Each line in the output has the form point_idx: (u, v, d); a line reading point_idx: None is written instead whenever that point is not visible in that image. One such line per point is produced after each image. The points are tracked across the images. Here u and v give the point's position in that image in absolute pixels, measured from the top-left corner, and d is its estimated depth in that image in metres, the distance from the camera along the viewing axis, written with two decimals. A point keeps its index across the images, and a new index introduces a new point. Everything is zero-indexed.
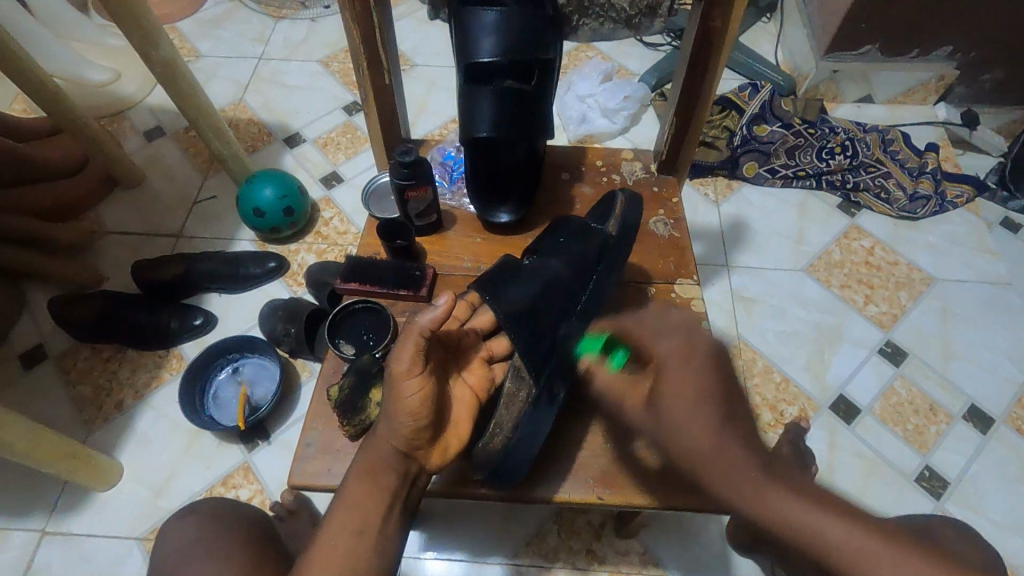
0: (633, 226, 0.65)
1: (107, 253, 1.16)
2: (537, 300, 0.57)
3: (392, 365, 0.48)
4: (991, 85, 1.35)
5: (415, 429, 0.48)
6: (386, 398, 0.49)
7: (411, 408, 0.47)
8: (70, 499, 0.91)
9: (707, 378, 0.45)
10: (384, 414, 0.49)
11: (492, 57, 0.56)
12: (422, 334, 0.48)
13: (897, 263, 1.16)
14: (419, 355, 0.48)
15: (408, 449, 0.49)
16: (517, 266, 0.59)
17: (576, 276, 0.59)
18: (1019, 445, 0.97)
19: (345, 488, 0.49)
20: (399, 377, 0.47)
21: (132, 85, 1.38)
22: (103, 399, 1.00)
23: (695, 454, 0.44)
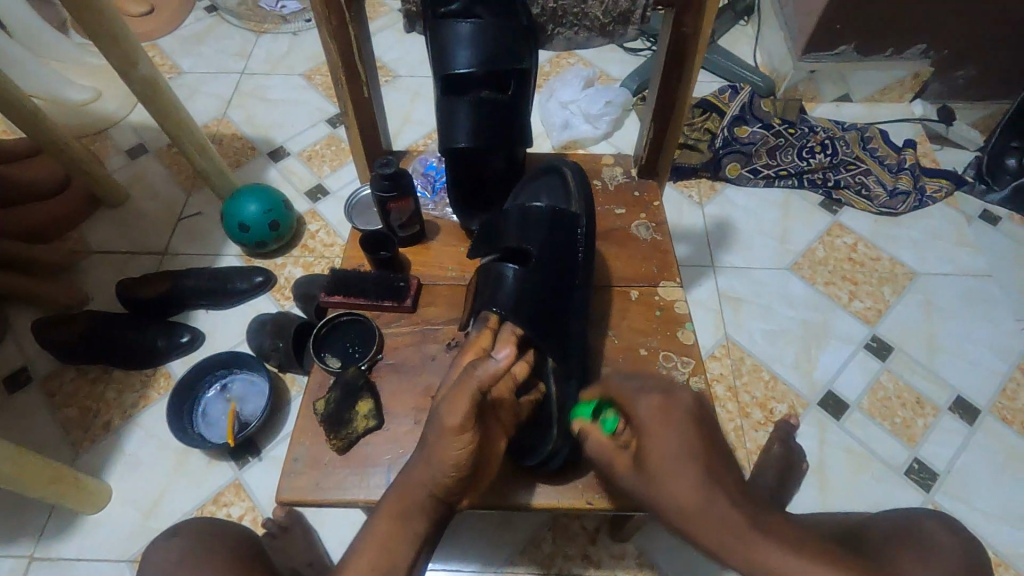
0: (583, 190, 0.66)
1: (92, 273, 1.15)
2: (534, 312, 0.57)
3: (442, 419, 0.46)
4: (964, 81, 1.38)
5: (456, 482, 0.47)
6: (427, 443, 0.48)
7: (457, 462, 0.46)
8: (58, 524, 0.90)
9: (686, 437, 0.47)
10: (423, 455, 0.48)
11: (469, 68, 0.57)
12: (477, 387, 0.48)
13: (880, 258, 1.18)
14: (472, 411, 0.46)
15: (448, 498, 0.48)
16: (504, 273, 0.58)
17: (558, 273, 0.60)
18: (1005, 435, 0.98)
19: (370, 526, 0.47)
20: (451, 430, 0.46)
21: (113, 103, 1.38)
22: (91, 420, 0.99)
23: (687, 521, 0.44)
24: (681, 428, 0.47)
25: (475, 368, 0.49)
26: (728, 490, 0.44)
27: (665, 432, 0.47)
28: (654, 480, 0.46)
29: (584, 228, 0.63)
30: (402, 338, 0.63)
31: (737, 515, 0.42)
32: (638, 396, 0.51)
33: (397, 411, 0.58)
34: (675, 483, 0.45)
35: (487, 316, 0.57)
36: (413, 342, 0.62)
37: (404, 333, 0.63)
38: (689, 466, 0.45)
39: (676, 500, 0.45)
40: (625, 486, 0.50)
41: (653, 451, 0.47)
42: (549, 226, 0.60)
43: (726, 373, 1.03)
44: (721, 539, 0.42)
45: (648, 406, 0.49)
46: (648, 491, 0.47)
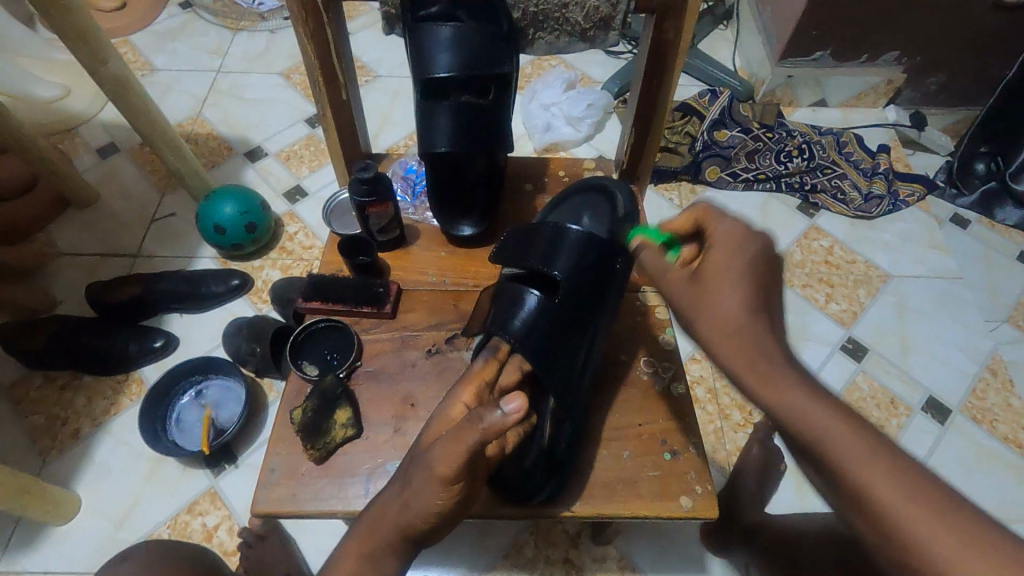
0: (626, 222, 0.65)
1: (60, 276, 1.12)
2: (544, 347, 0.55)
3: (432, 467, 0.44)
4: (936, 87, 1.41)
5: (433, 522, 0.46)
6: (406, 482, 0.46)
7: (438, 509, 0.45)
8: (24, 536, 0.87)
9: (751, 265, 0.45)
10: (401, 497, 0.46)
11: (448, 72, 0.56)
12: (473, 444, 0.44)
13: (855, 261, 1.20)
14: (464, 465, 0.44)
15: (419, 534, 0.47)
16: (523, 301, 0.57)
17: (579, 307, 0.57)
18: (975, 433, 1.00)
19: (339, 557, 0.48)
20: (439, 482, 0.44)
21: (82, 101, 1.34)
22: (59, 428, 0.96)
23: (726, 333, 0.44)
24: (751, 259, 0.46)
25: (478, 421, 0.44)
26: (774, 326, 0.44)
27: (731, 254, 0.46)
28: (702, 292, 0.46)
29: (622, 263, 0.61)
30: (381, 345, 0.62)
31: (773, 347, 0.43)
32: (722, 216, 0.48)
33: (375, 419, 0.57)
34: (725, 297, 0.44)
35: (498, 344, 0.55)
36: (392, 349, 0.61)
37: (384, 339, 0.62)
38: (745, 289, 0.44)
39: (720, 312, 0.44)
40: (665, 289, 0.50)
41: (718, 263, 0.46)
42: (582, 258, 0.58)
43: (707, 375, 1.04)
44: (757, 367, 0.42)
45: (730, 229, 0.47)
46: (689, 299, 0.47)
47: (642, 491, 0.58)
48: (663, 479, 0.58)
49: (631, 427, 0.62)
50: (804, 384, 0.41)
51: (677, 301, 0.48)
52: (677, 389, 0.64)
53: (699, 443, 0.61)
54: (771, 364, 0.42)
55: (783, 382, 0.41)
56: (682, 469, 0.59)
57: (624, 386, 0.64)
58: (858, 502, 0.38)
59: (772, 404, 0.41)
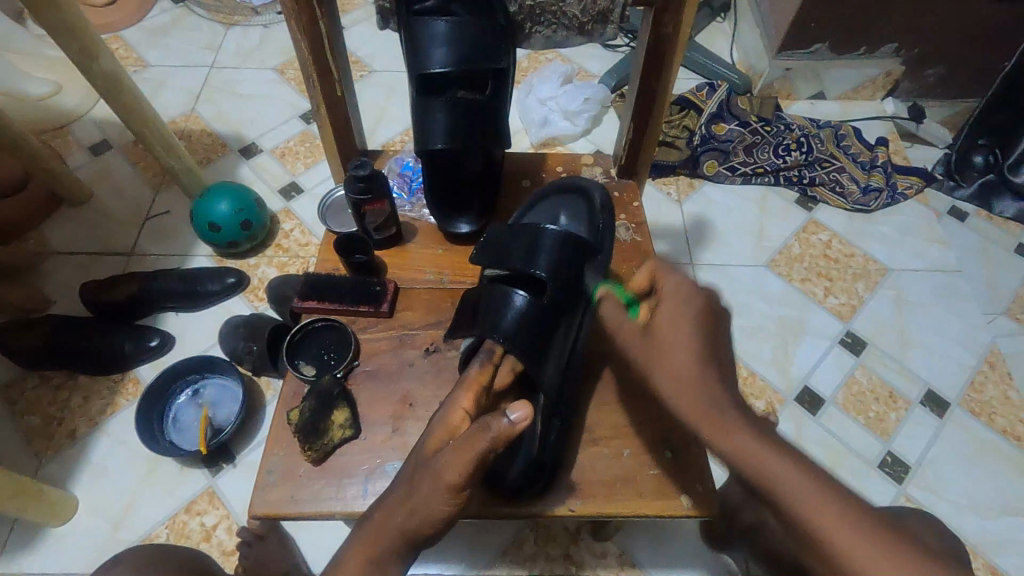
0: (604, 221, 0.67)
1: (54, 275, 1.11)
2: (535, 345, 0.55)
3: (442, 475, 0.44)
4: (934, 79, 1.41)
5: (438, 529, 0.46)
6: (413, 488, 0.45)
7: (444, 516, 0.45)
8: (21, 537, 0.87)
9: (697, 330, 0.49)
10: (397, 502, 0.45)
11: (445, 68, 0.55)
12: (485, 450, 0.44)
13: (853, 254, 1.20)
14: (472, 471, 0.44)
15: (421, 541, 0.47)
16: (513, 299, 0.56)
17: (569, 305, 0.58)
18: (974, 426, 1.00)
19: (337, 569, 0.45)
20: (449, 488, 0.44)
21: (74, 97, 1.32)
22: (55, 429, 0.95)
23: (677, 393, 0.46)
24: (696, 317, 0.49)
25: (486, 426, 0.44)
26: (725, 381, 0.47)
27: (677, 320, 0.49)
28: (656, 349, 0.48)
29: (601, 260, 0.63)
30: (379, 344, 0.61)
31: (725, 395, 0.45)
32: (671, 269, 0.52)
33: (374, 420, 0.57)
34: (676, 356, 0.47)
35: (492, 347, 0.54)
36: (390, 348, 0.61)
37: (382, 339, 0.61)
38: (692, 348, 0.47)
39: (669, 371, 0.47)
40: (626, 347, 0.51)
41: (667, 323, 0.49)
42: (572, 257, 0.58)
43: None
44: (710, 420, 0.44)
45: (679, 285, 0.51)
46: (650, 355, 0.49)
47: (642, 490, 0.58)
48: (664, 477, 0.58)
49: (631, 425, 0.61)
50: (754, 429, 0.43)
51: (633, 354, 0.50)
52: None
53: (699, 441, 0.60)
54: (722, 415, 0.44)
55: (735, 431, 0.43)
56: (683, 468, 0.59)
57: (623, 385, 0.64)
58: (812, 546, 0.40)
59: (730, 451, 0.43)
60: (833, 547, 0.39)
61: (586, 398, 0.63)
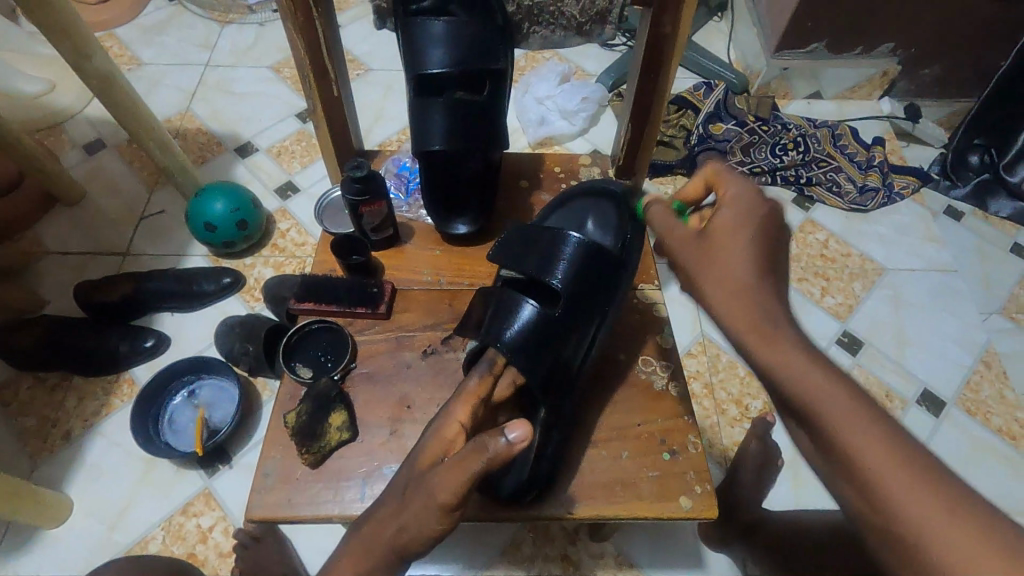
0: (636, 228, 0.65)
1: (48, 275, 1.10)
2: (539, 356, 0.54)
3: (434, 494, 0.42)
4: (930, 79, 1.41)
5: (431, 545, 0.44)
6: (403, 509, 0.44)
7: (436, 536, 0.43)
8: (16, 539, 0.86)
9: (762, 246, 0.47)
10: (391, 508, 0.45)
11: (443, 68, 0.55)
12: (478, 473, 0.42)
13: (850, 254, 1.20)
14: (465, 492, 0.42)
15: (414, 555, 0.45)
16: (521, 307, 0.55)
17: (582, 316, 0.57)
18: (970, 426, 1.01)
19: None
20: (441, 509, 0.42)
21: (68, 96, 1.31)
22: (50, 430, 0.95)
23: (733, 294, 0.46)
24: (759, 225, 0.48)
25: (483, 448, 0.42)
26: (782, 298, 0.46)
27: (742, 226, 0.48)
28: (708, 254, 0.48)
29: (625, 274, 0.61)
30: (376, 346, 0.61)
31: (778, 312, 0.45)
32: (734, 178, 0.51)
33: (371, 422, 0.56)
34: (732, 267, 0.46)
35: (494, 358, 0.54)
36: (387, 350, 0.60)
37: (379, 341, 0.61)
38: (755, 254, 0.47)
39: (723, 282, 0.46)
40: (672, 244, 0.52)
41: (726, 229, 0.48)
42: (591, 268, 0.57)
43: (702, 370, 1.04)
44: (770, 340, 0.44)
45: (742, 191, 0.49)
46: (700, 257, 0.49)
47: (641, 492, 0.58)
48: (662, 478, 0.58)
49: (629, 427, 0.61)
50: (804, 351, 0.43)
51: (683, 257, 0.50)
52: (676, 389, 0.64)
53: (697, 442, 0.60)
54: (778, 331, 0.44)
55: (788, 346, 0.43)
56: (681, 470, 0.59)
57: (621, 387, 0.64)
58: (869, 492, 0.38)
59: (779, 368, 0.43)
60: (893, 505, 0.37)
61: (584, 399, 0.63)
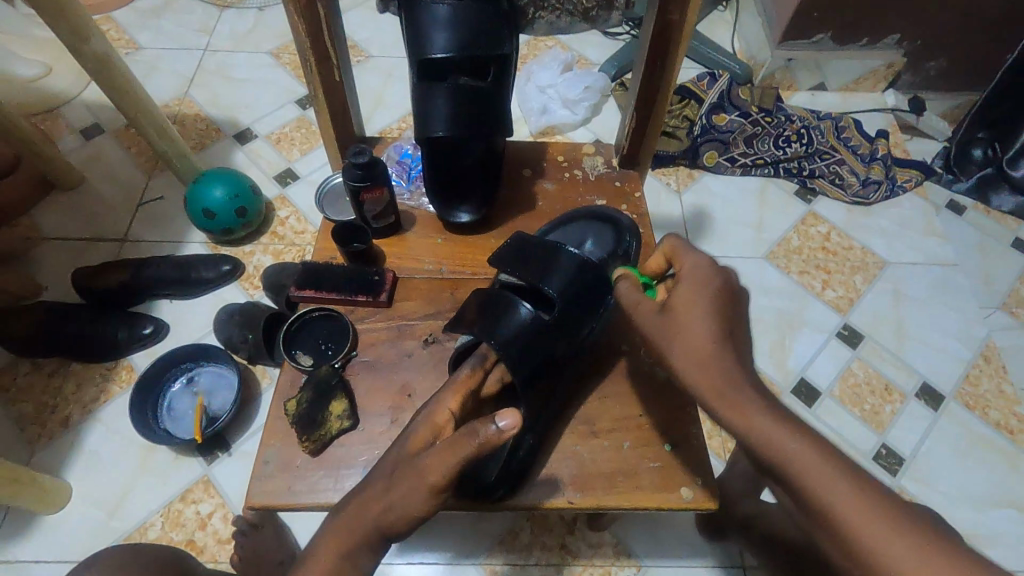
0: (629, 248, 0.66)
1: (46, 260, 1.09)
2: (529, 357, 0.54)
3: (423, 474, 0.43)
4: (935, 72, 1.40)
5: (412, 525, 0.45)
6: (393, 484, 0.45)
7: (423, 515, 0.44)
8: (14, 525, 0.86)
9: (718, 315, 0.48)
10: (385, 496, 0.45)
11: (445, 53, 0.54)
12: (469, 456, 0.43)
13: (852, 247, 1.20)
14: (456, 475, 0.44)
15: (398, 533, 0.46)
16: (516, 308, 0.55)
17: (574, 326, 0.57)
18: (969, 420, 1.01)
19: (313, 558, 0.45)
20: (431, 489, 0.43)
21: (64, 80, 1.30)
22: (48, 416, 0.94)
23: (693, 366, 0.46)
24: (715, 296, 0.49)
25: (474, 434, 0.42)
26: (741, 358, 0.47)
27: (698, 297, 0.48)
28: (672, 326, 0.48)
29: (617, 289, 0.63)
30: (377, 334, 0.60)
31: (738, 375, 0.45)
32: (690, 252, 0.52)
33: (372, 411, 0.56)
34: (690, 333, 0.47)
35: (486, 352, 0.53)
36: (388, 338, 0.60)
37: (380, 329, 0.60)
38: (712, 321, 0.47)
39: (685, 346, 0.47)
40: (638, 323, 0.51)
41: (685, 302, 0.48)
42: (589, 279, 0.58)
43: None
44: (731, 401, 0.44)
45: (698, 266, 0.51)
46: (660, 333, 0.49)
47: (642, 483, 0.57)
48: (663, 470, 0.58)
49: (631, 418, 0.61)
50: (770, 413, 0.43)
51: (647, 328, 0.50)
52: (678, 380, 0.64)
53: (699, 433, 0.60)
54: (741, 397, 0.44)
55: (753, 412, 0.44)
56: (682, 461, 0.59)
57: (623, 378, 0.63)
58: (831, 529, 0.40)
59: (744, 433, 0.44)
60: (861, 537, 0.38)
61: (585, 390, 0.62)
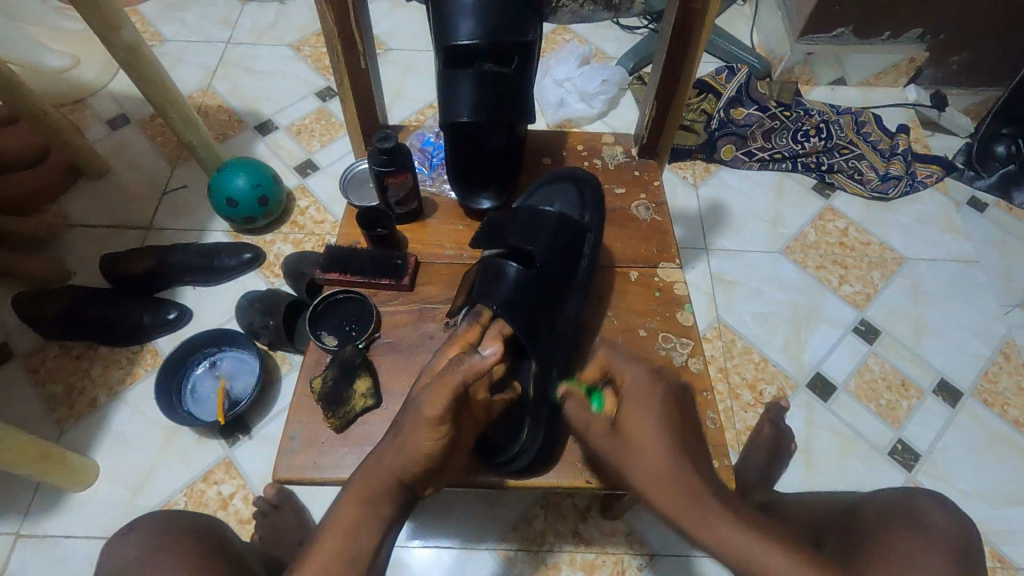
0: (597, 199, 0.65)
1: (74, 247, 1.12)
2: (526, 317, 0.56)
3: (420, 410, 0.44)
4: (958, 66, 1.38)
5: (424, 472, 0.45)
6: (400, 430, 0.45)
7: (429, 454, 0.44)
8: (44, 501, 0.89)
9: (663, 422, 0.47)
10: (395, 443, 0.45)
11: (472, 40, 0.55)
12: (461, 382, 0.45)
13: (870, 243, 1.19)
14: (453, 404, 0.44)
15: (414, 485, 0.45)
16: (502, 271, 0.57)
17: (558, 283, 0.58)
18: (986, 416, 1.00)
19: (333, 514, 0.43)
20: (430, 423, 0.44)
21: (92, 71, 1.33)
22: (76, 397, 0.97)
23: (656, 491, 0.44)
24: (663, 404, 0.48)
25: (461, 361, 0.46)
26: (698, 466, 0.45)
27: (645, 412, 0.48)
28: (626, 448, 0.47)
29: (592, 239, 0.62)
30: (400, 317, 0.62)
31: (701, 490, 0.43)
32: (628, 363, 0.52)
33: (395, 390, 0.57)
34: (646, 449, 0.46)
35: (480, 310, 0.56)
36: (410, 321, 0.61)
37: (403, 312, 0.62)
38: (662, 435, 0.46)
39: (648, 467, 0.45)
40: (596, 448, 0.50)
41: (634, 417, 0.48)
42: (555, 230, 0.59)
43: (717, 355, 1.05)
44: (696, 513, 0.42)
45: (639, 377, 0.51)
46: (622, 458, 0.47)
47: None
48: None
49: None
50: (739, 522, 0.41)
51: (606, 455, 0.49)
52: (696, 365, 0.62)
53: (717, 418, 0.59)
54: (706, 507, 0.42)
55: (719, 521, 0.41)
56: None
57: None
58: None
59: (715, 545, 0.41)
60: None
61: None
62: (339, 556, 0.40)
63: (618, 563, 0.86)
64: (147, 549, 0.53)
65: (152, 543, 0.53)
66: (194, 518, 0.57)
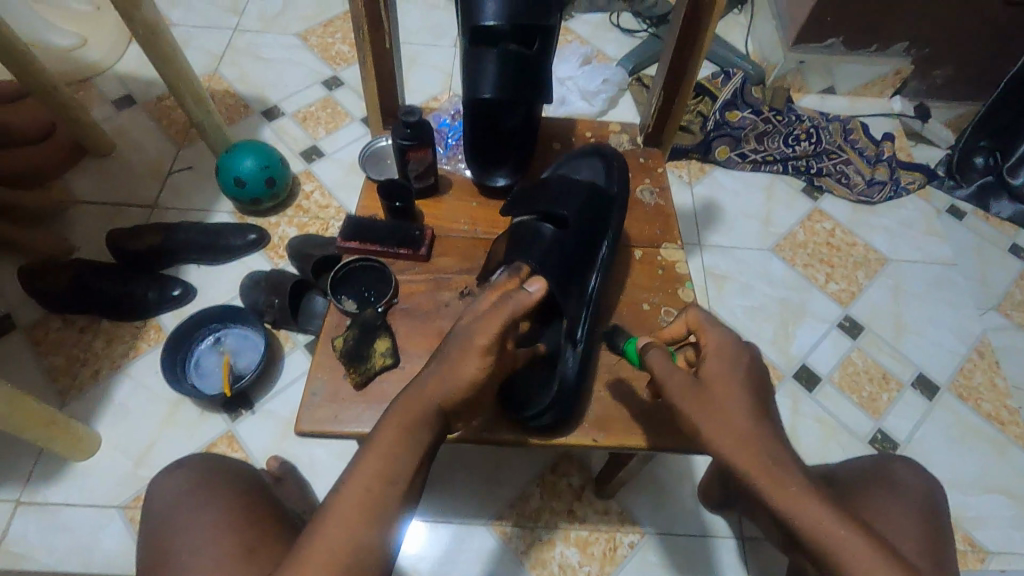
0: (625, 174, 0.70)
1: (78, 222, 1.13)
2: (562, 271, 0.59)
3: (469, 337, 0.48)
4: (941, 81, 1.44)
5: (464, 397, 0.48)
6: (446, 358, 0.48)
7: (472, 380, 0.47)
8: (46, 469, 0.90)
9: (744, 379, 0.48)
10: (439, 371, 0.48)
11: (495, 21, 0.58)
12: (511, 316, 0.48)
13: (855, 244, 1.24)
14: (500, 334, 0.48)
15: (450, 411, 0.48)
16: (537, 230, 0.62)
17: (586, 246, 0.63)
18: (961, 409, 1.05)
19: (373, 435, 0.46)
20: (479, 351, 0.47)
21: (99, 51, 1.34)
22: (78, 368, 0.98)
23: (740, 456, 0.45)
24: (746, 366, 0.49)
25: (512, 295, 0.49)
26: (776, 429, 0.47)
27: (731, 367, 0.49)
28: (709, 406, 0.47)
29: (618, 209, 0.67)
30: (416, 285, 0.64)
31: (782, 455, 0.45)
32: (711, 324, 0.52)
33: (412, 352, 0.60)
34: (732, 405, 0.47)
35: (519, 265, 0.57)
36: (427, 289, 0.64)
37: (419, 280, 0.65)
38: (746, 395, 0.47)
39: (731, 426, 0.46)
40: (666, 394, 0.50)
41: (722, 377, 0.48)
42: (580, 195, 0.64)
43: None
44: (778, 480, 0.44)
45: (724, 339, 0.51)
46: (701, 407, 0.47)
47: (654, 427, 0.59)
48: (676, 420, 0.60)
49: None
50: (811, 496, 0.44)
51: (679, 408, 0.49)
52: None
53: None
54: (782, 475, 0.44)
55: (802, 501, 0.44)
56: None
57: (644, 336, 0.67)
58: None
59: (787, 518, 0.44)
60: None
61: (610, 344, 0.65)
62: (374, 479, 0.44)
63: (610, 541, 0.89)
64: (188, 487, 0.56)
65: (192, 483, 0.57)
66: (231, 468, 0.60)
